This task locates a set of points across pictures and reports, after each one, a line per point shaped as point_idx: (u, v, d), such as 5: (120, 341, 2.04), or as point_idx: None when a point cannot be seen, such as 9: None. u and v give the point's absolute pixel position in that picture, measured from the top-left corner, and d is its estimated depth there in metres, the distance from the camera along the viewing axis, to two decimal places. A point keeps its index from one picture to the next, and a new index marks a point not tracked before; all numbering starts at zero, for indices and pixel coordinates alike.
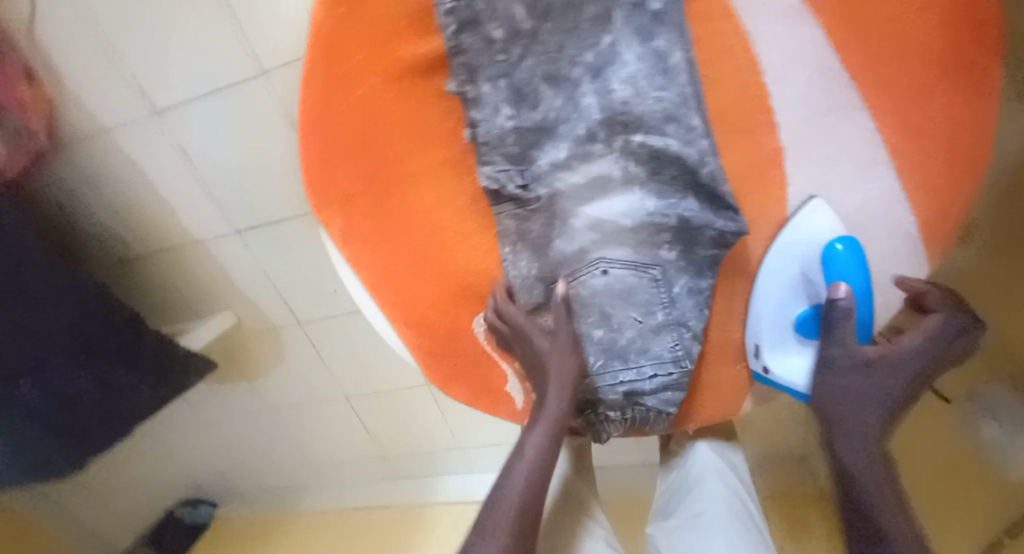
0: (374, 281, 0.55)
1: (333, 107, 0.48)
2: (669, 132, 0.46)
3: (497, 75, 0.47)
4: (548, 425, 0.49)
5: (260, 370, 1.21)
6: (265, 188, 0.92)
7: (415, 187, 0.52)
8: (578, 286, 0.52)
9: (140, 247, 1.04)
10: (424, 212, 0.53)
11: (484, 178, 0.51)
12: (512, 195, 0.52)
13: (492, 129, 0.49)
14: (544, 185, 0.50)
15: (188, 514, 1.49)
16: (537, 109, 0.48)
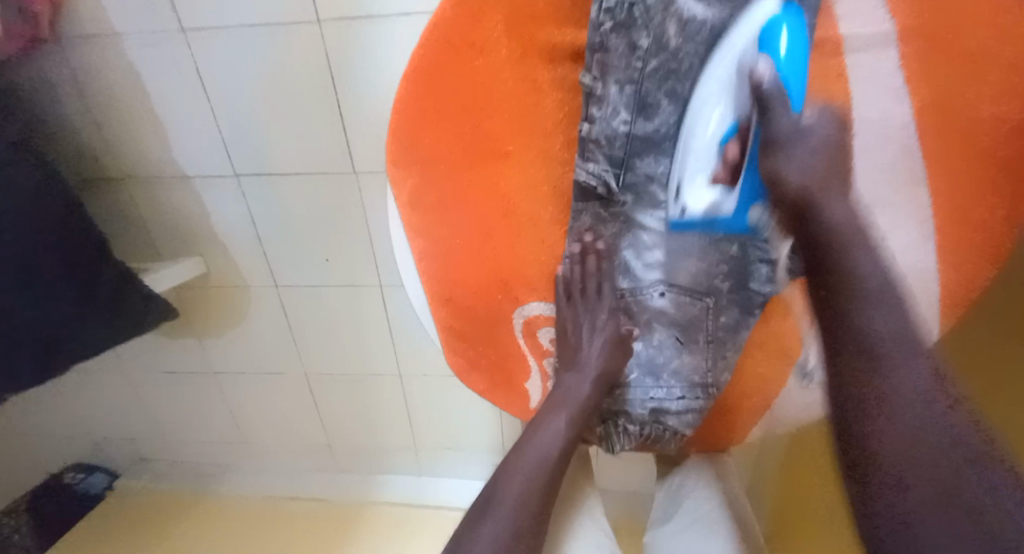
0: (426, 249, 0.57)
1: (458, 73, 0.53)
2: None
3: (626, 80, 0.51)
4: (566, 421, 0.55)
5: (215, 331, 1.13)
6: (285, 141, 0.89)
7: (505, 170, 0.56)
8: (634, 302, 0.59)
9: (115, 170, 0.95)
10: (509, 195, 0.57)
11: (585, 174, 0.55)
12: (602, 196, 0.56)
13: (605, 129, 0.53)
14: (633, 192, 0.55)
15: (80, 481, 1.32)
16: (654, 121, 0.52)
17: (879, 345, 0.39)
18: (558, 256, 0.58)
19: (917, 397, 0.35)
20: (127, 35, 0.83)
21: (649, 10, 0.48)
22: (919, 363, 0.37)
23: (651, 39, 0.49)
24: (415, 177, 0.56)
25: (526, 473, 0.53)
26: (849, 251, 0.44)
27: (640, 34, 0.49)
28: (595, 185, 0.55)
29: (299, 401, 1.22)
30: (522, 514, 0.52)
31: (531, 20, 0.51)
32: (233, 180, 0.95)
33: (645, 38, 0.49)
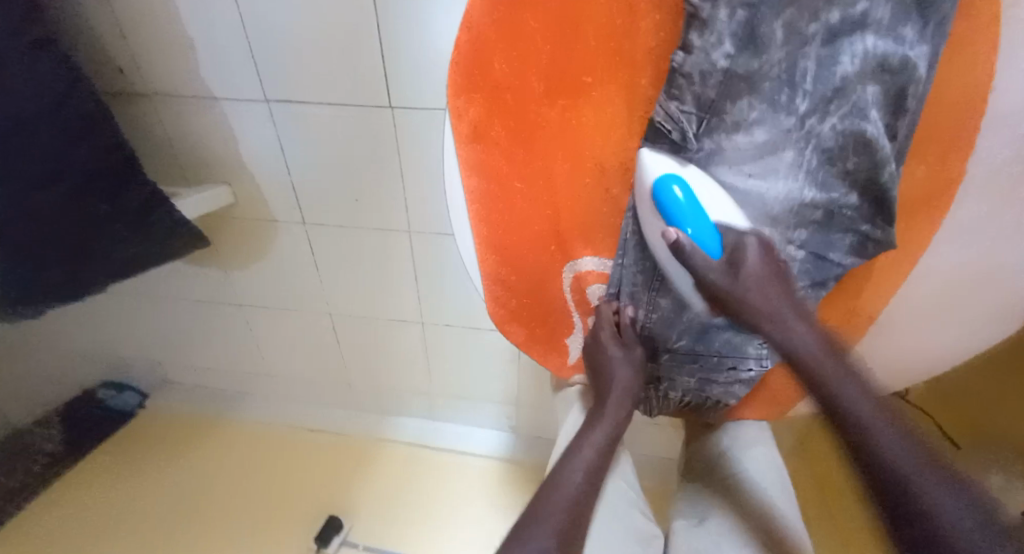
0: (479, 191, 0.50)
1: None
2: (871, 118, 0.50)
3: (739, 3, 0.45)
4: (616, 404, 0.54)
5: (240, 261, 1.11)
6: (325, 66, 0.84)
7: (580, 105, 0.52)
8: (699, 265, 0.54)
9: (142, 85, 0.90)
10: (576, 134, 0.53)
11: (667, 113, 0.49)
12: (675, 140, 0.51)
13: (702, 61, 0.47)
14: (711, 139, 0.51)
15: (111, 397, 1.37)
16: (761, 57, 0.47)
17: (819, 367, 0.47)
18: (624, 207, 0.56)
19: (893, 450, 0.42)
20: None
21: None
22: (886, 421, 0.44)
23: None
24: (478, 106, 0.48)
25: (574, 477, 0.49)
26: (823, 372, 0.47)
27: None
28: (670, 130, 0.50)
29: (320, 339, 1.21)
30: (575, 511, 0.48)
31: None
32: (265, 106, 0.90)
33: None
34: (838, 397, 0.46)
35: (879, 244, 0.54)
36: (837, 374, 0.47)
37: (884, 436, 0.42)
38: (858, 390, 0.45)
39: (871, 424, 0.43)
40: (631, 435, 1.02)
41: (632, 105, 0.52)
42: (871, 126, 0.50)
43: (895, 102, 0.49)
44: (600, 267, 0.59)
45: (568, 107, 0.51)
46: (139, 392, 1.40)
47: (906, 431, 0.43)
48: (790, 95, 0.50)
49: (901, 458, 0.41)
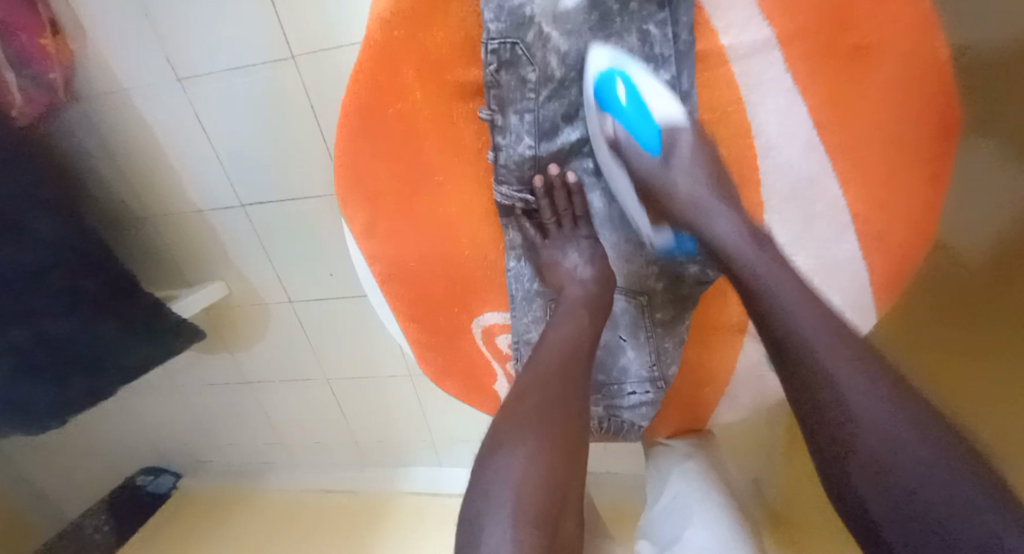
0: (384, 273, 0.61)
1: (370, 120, 0.53)
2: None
3: (525, 110, 0.52)
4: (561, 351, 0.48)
5: (242, 344, 1.23)
6: (281, 168, 0.97)
7: (442, 191, 0.57)
8: (567, 239, 0.57)
9: (138, 209, 1.06)
10: (445, 214, 0.58)
11: (501, 195, 0.56)
12: (524, 210, 0.57)
13: (512, 155, 0.54)
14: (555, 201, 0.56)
15: (150, 481, 1.50)
16: (556, 141, 0.55)
17: (754, 283, 0.44)
18: (503, 268, 0.60)
19: (887, 435, 0.36)
20: (131, 88, 0.92)
21: (532, 48, 0.49)
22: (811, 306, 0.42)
23: (538, 73, 0.51)
24: (364, 213, 0.57)
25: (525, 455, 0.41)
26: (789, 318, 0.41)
27: (527, 68, 0.50)
28: (516, 204, 0.57)
29: (324, 402, 1.32)
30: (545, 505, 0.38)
31: (438, 59, 0.51)
32: (240, 210, 1.03)
33: (532, 72, 0.50)
34: (817, 370, 0.39)
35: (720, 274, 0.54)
36: (810, 323, 0.41)
37: (875, 425, 0.37)
38: (836, 346, 0.40)
39: (821, 346, 0.40)
40: (613, 458, 1.07)
41: (481, 185, 0.57)
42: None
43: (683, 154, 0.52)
44: (501, 320, 0.62)
45: (431, 199, 0.57)
46: (175, 473, 1.54)
47: (896, 396, 0.37)
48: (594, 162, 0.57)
49: (905, 444, 0.35)
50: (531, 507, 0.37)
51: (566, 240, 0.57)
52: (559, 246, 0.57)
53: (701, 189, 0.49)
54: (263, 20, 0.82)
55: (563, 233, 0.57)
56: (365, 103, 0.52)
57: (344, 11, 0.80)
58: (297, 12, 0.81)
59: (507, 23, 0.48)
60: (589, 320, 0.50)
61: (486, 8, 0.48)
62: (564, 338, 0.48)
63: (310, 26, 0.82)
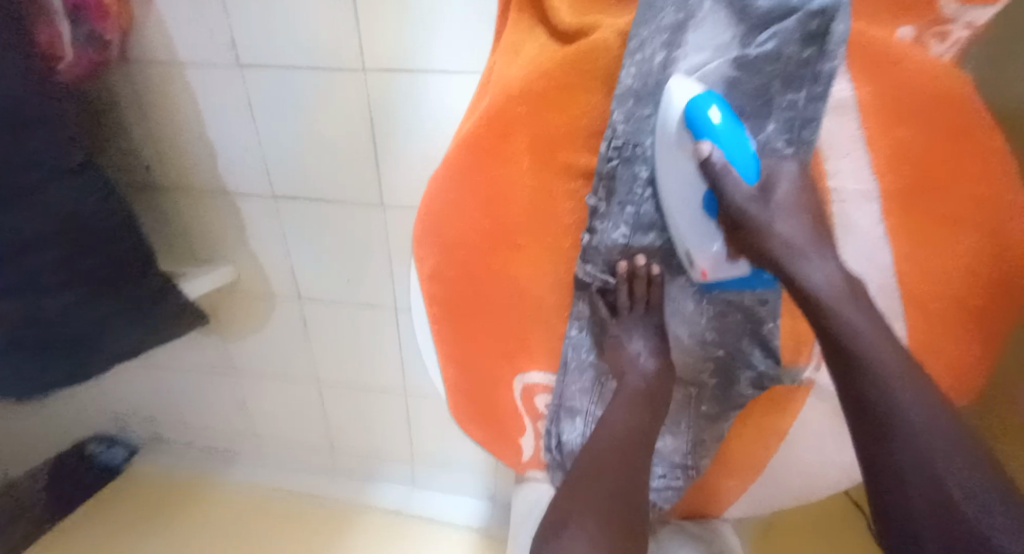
0: (439, 317, 0.61)
1: (469, 177, 0.55)
2: (747, 288, 0.56)
3: (628, 202, 0.55)
4: (618, 433, 0.54)
5: (238, 331, 1.21)
6: (323, 171, 0.96)
7: (519, 257, 0.58)
8: (631, 330, 0.59)
9: (163, 179, 1.03)
10: (517, 277, 0.59)
11: (582, 272, 0.58)
12: (600, 288, 0.59)
13: (605, 240, 0.56)
14: (635, 285, 0.58)
15: (101, 453, 1.42)
16: (649, 236, 0.57)
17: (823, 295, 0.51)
18: (560, 334, 0.61)
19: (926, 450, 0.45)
20: (187, 62, 0.89)
21: (649, 151, 0.53)
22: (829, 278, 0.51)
23: (650, 172, 0.54)
24: (436, 257, 0.58)
25: None
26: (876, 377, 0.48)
27: (642, 167, 0.54)
28: (594, 282, 0.58)
29: (309, 404, 1.30)
30: None
31: (556, 140, 0.55)
32: (270, 201, 1.01)
33: (645, 171, 0.54)
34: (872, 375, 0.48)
35: (772, 382, 0.58)
36: (888, 361, 0.48)
37: (918, 434, 0.46)
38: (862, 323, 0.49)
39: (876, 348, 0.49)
40: None
41: (560, 261, 0.58)
42: (748, 293, 0.57)
43: (763, 274, 0.55)
44: (546, 381, 0.63)
45: (508, 260, 0.58)
46: (129, 448, 1.47)
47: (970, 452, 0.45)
48: (680, 261, 0.58)
49: (944, 454, 0.45)
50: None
51: (632, 324, 0.59)
52: (624, 329, 0.60)
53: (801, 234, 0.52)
54: (341, 30, 0.82)
55: (633, 316, 0.59)
56: (476, 161, 0.54)
57: (434, 44, 0.80)
58: (378, 29, 0.80)
59: (631, 127, 0.53)
60: (645, 410, 0.56)
61: (616, 111, 0.52)
62: (621, 424, 0.55)
63: (388, 45, 0.81)
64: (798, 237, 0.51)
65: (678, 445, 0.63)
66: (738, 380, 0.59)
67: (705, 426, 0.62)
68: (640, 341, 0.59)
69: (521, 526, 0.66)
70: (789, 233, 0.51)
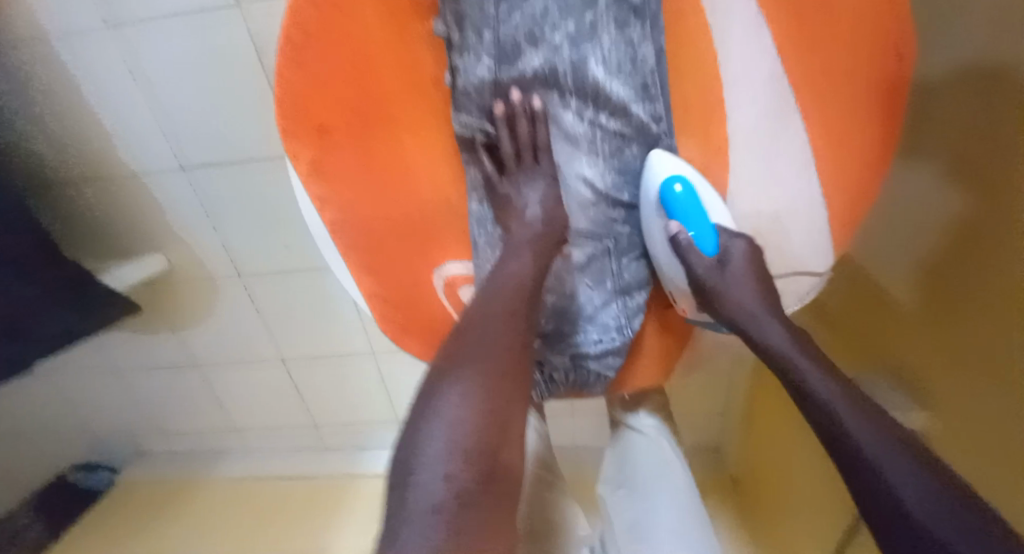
0: (336, 220, 0.58)
1: (314, 41, 0.51)
2: (632, 110, 0.56)
3: (484, 28, 0.53)
4: (514, 282, 0.51)
5: (188, 323, 1.16)
6: (226, 130, 0.90)
7: (400, 129, 0.57)
8: (519, 181, 0.57)
9: (62, 171, 0.96)
10: (401, 152, 0.57)
11: (460, 126, 0.57)
12: (485, 142, 0.58)
13: (470, 79, 0.55)
14: (516, 134, 0.56)
15: (83, 479, 1.41)
16: (517, 66, 0.54)
17: (795, 379, 0.48)
18: (466, 211, 0.61)
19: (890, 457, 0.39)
20: (49, 30, 0.82)
21: None
22: (794, 347, 0.50)
23: None
24: (311, 148, 0.55)
25: (459, 394, 0.42)
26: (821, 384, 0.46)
27: None
28: (474, 135, 0.58)
29: (280, 386, 1.27)
30: (480, 443, 0.40)
31: None
32: (180, 173, 0.95)
33: None
34: (827, 417, 0.44)
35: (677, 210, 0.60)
36: (832, 398, 0.44)
37: (873, 444, 0.40)
38: (844, 397, 0.44)
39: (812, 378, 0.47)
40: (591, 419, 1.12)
41: (441, 121, 0.58)
42: (637, 114, 0.56)
43: (642, 93, 0.56)
44: (464, 270, 0.61)
45: (390, 133, 0.57)
46: (114, 468, 1.44)
47: (864, 405, 0.43)
48: (560, 95, 0.56)
49: (909, 478, 0.37)
50: (463, 447, 0.39)
51: (523, 176, 0.57)
52: (516, 184, 0.57)
53: (749, 298, 0.54)
54: None
55: (520, 168, 0.57)
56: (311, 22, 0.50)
57: None
58: None
59: None
60: (537, 258, 0.53)
61: None
62: (517, 272, 0.51)
63: None
64: (738, 268, 0.56)
65: (607, 301, 0.62)
66: (651, 230, 0.61)
67: (629, 284, 0.63)
68: (532, 192, 0.56)
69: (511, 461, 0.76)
70: (735, 291, 0.55)
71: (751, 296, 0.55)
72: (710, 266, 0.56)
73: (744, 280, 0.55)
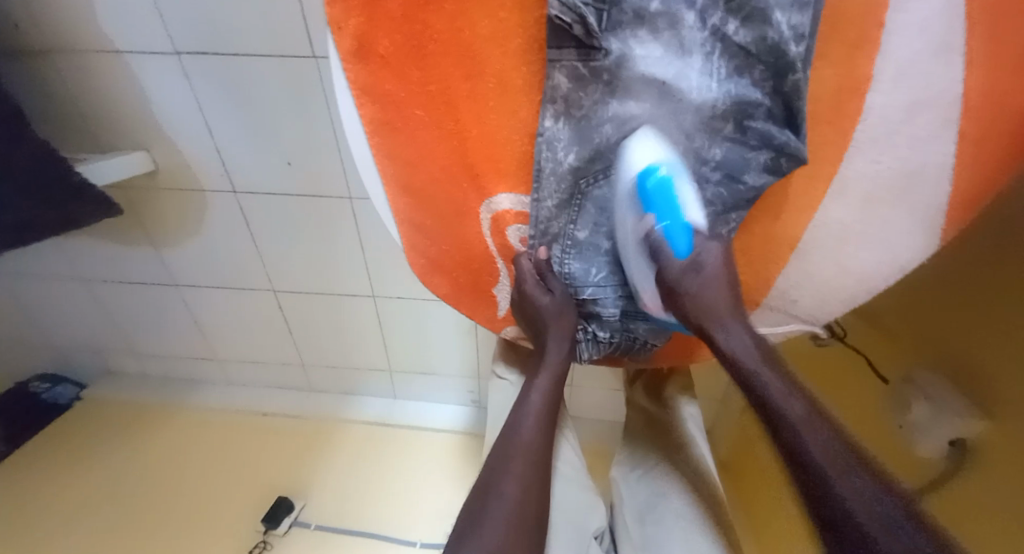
0: (375, 120, 0.50)
1: None
2: (776, 19, 0.43)
3: None
4: (563, 313, 0.54)
5: (171, 237, 1.05)
6: (234, 15, 0.76)
7: (473, 8, 0.46)
8: (606, 101, 0.47)
9: (33, 38, 0.81)
10: (469, 41, 0.47)
11: (557, 6, 0.43)
12: (578, 39, 0.44)
13: None
14: (617, 38, 0.45)
15: (46, 390, 1.32)
16: None
17: (764, 399, 0.41)
18: (533, 131, 0.50)
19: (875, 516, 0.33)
20: None
21: None
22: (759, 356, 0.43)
23: None
24: (364, 23, 0.47)
25: (522, 458, 0.50)
26: (773, 392, 0.41)
27: None
28: (570, 25, 0.43)
29: (267, 318, 1.18)
30: (526, 507, 0.47)
31: None
32: (176, 60, 0.82)
33: None
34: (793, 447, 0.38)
35: (791, 160, 0.47)
36: (809, 429, 0.38)
37: (847, 491, 0.35)
38: (824, 430, 0.38)
39: (779, 393, 0.40)
40: (598, 387, 1.06)
41: (524, 4, 0.46)
42: (779, 26, 0.42)
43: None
44: (517, 206, 0.54)
45: (462, 11, 0.46)
46: (79, 384, 1.35)
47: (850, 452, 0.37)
48: None
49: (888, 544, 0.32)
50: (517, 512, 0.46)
51: (611, 91, 0.47)
52: (601, 99, 0.47)
53: (756, 352, 0.43)
54: None
55: (609, 82, 0.46)
56: None
57: None
58: None
59: None
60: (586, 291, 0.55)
61: None
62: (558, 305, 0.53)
63: None
64: (720, 302, 0.46)
65: None
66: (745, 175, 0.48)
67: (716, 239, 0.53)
68: (608, 123, 0.48)
69: (500, 417, 0.69)
70: (731, 337, 0.44)
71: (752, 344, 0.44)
72: (685, 272, 0.47)
73: (721, 289, 0.46)
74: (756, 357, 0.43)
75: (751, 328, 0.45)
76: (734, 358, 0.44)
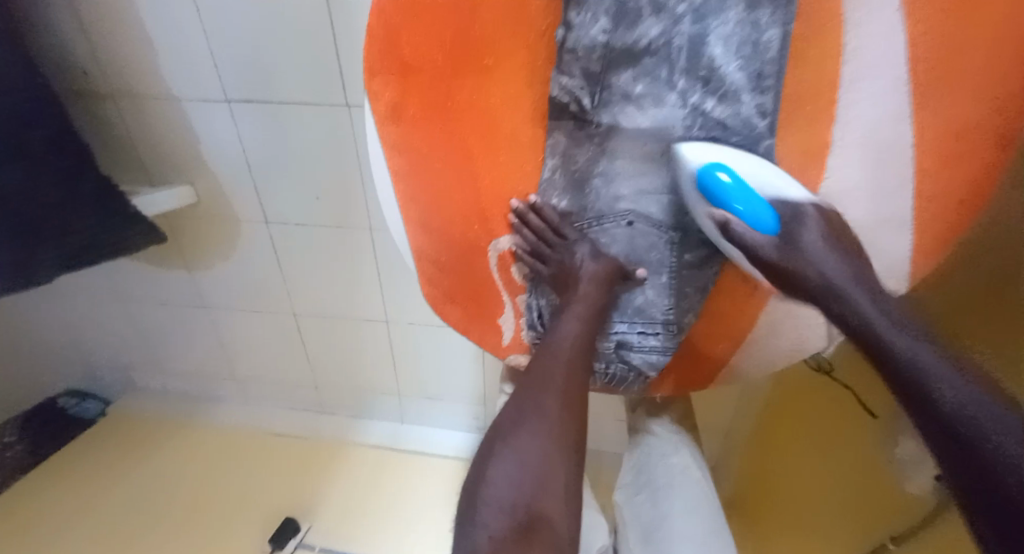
0: (401, 169, 0.56)
1: None
2: (744, 100, 0.54)
3: None
4: (583, 308, 0.57)
5: (205, 262, 1.13)
6: (280, 69, 0.86)
7: (489, 83, 0.56)
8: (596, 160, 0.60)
9: (102, 84, 0.92)
10: (489, 111, 0.57)
11: (561, 88, 0.57)
12: (575, 114, 0.59)
13: (582, 39, 0.54)
14: (608, 113, 0.58)
15: (74, 405, 1.40)
16: (633, 33, 0.53)
17: (853, 326, 0.43)
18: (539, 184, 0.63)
19: (966, 399, 0.34)
20: None
21: None
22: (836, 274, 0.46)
23: None
24: (395, 91, 0.53)
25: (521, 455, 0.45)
26: (842, 307, 0.45)
27: None
28: (568, 102, 0.58)
29: (286, 340, 1.24)
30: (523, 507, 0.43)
31: None
32: (225, 106, 0.92)
33: None
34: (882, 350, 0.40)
35: None
36: (901, 340, 0.40)
37: (943, 385, 0.36)
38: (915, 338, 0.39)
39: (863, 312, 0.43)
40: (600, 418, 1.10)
41: (537, 83, 0.58)
42: (747, 104, 0.54)
43: (757, 82, 0.53)
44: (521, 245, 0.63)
45: (481, 84, 0.56)
46: (103, 399, 1.43)
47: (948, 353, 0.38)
48: (669, 71, 0.54)
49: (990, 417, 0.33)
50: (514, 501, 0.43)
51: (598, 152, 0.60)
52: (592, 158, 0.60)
53: (838, 266, 0.46)
54: None
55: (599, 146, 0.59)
56: None
57: None
58: None
59: None
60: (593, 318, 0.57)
61: None
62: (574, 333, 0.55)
63: None
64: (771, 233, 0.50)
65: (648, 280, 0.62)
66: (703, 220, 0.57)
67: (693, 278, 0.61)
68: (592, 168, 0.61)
69: None
70: (825, 265, 0.47)
71: (840, 264, 0.46)
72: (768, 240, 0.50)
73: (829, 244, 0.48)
74: (846, 282, 0.46)
75: (840, 244, 0.48)
76: (800, 274, 0.48)
